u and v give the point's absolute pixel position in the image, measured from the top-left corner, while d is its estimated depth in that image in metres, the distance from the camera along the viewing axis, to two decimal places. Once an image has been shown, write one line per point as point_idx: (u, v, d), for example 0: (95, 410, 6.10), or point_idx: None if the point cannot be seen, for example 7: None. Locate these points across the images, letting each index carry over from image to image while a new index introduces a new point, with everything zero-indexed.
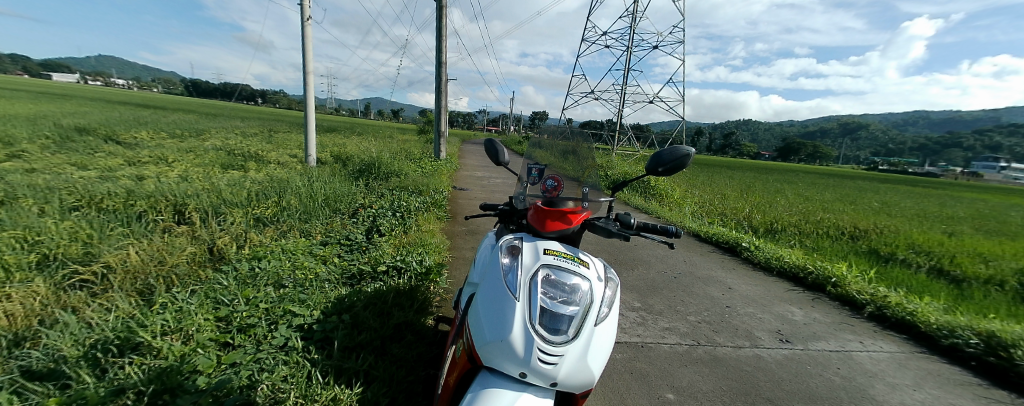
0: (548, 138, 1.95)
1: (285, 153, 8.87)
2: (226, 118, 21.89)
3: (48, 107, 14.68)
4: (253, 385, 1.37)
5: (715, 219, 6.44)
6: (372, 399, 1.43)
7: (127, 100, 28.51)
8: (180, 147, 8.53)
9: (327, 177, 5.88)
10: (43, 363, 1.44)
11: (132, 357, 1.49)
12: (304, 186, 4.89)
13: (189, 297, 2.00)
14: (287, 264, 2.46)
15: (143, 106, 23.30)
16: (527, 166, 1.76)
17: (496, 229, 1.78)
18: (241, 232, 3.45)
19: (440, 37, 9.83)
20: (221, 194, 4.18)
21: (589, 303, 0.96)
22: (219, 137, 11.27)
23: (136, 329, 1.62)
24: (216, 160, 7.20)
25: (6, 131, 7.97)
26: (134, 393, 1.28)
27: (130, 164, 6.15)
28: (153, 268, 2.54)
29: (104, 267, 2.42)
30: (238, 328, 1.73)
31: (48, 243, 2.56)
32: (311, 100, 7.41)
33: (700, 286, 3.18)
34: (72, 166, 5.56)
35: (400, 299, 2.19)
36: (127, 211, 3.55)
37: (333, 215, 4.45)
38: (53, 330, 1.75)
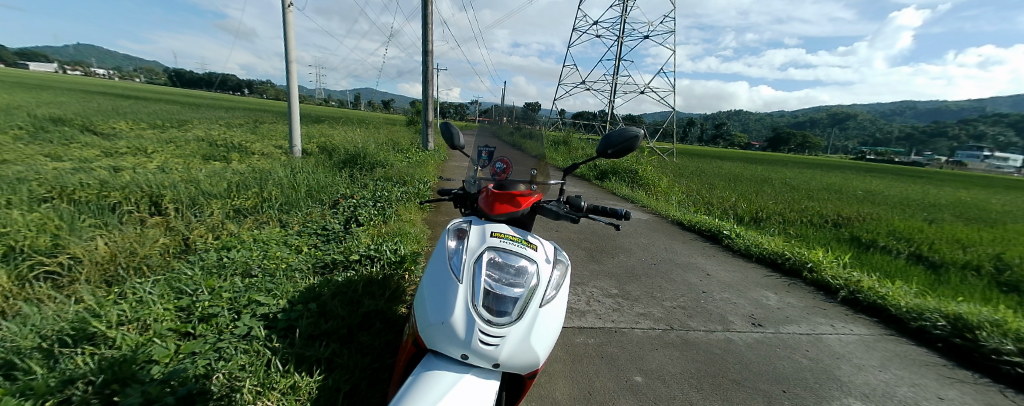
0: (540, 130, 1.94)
1: (270, 144, 8.72)
2: (208, 108, 21.13)
3: (21, 97, 14.13)
4: (209, 374, 1.35)
5: (700, 208, 6.47)
6: (332, 386, 1.42)
7: (104, 90, 27.80)
8: (160, 137, 8.31)
9: (311, 168, 5.76)
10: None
11: (85, 347, 1.45)
12: (286, 177, 4.80)
13: (152, 287, 1.96)
14: (258, 254, 2.41)
15: (124, 97, 22.47)
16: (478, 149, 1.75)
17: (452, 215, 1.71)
18: (218, 223, 3.37)
19: (427, 25, 9.65)
20: (200, 185, 4.09)
21: (535, 285, 0.95)
22: (201, 127, 11.00)
23: (91, 319, 1.58)
24: (198, 151, 7.05)
25: None
26: (83, 383, 1.25)
27: (107, 155, 5.99)
28: (123, 260, 2.50)
29: (71, 258, 2.37)
30: (199, 318, 1.69)
31: (13, 235, 2.48)
32: (295, 90, 7.25)
33: (679, 273, 3.19)
34: (45, 157, 5.40)
35: (372, 287, 2.15)
36: (100, 202, 3.45)
37: (315, 205, 4.37)
38: (14, 321, 1.70)
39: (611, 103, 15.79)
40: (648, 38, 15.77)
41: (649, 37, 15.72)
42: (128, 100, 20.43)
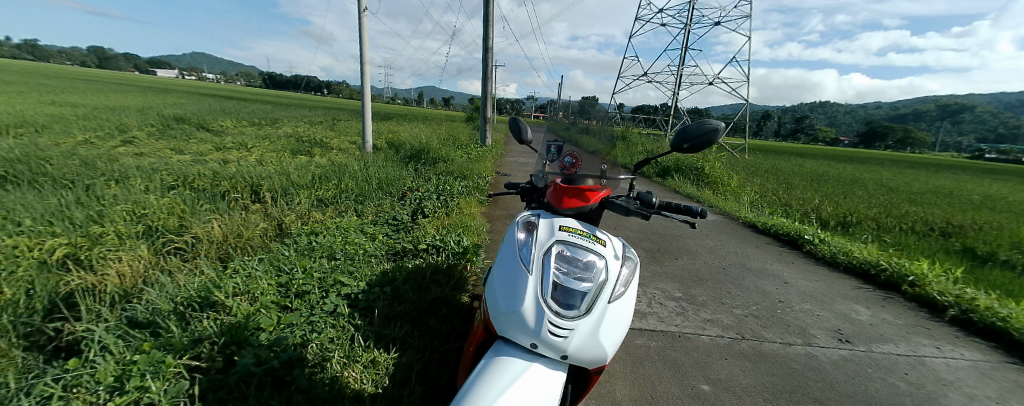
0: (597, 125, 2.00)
1: (345, 140, 9.53)
2: (293, 107, 23.55)
3: (153, 100, 16.87)
4: (305, 343, 1.54)
5: (776, 209, 5.91)
6: (406, 364, 1.55)
7: (213, 93, 32.25)
8: (257, 134, 9.46)
9: (380, 163, 6.20)
10: (143, 314, 1.73)
11: (209, 313, 1.73)
12: (359, 170, 5.23)
13: (256, 264, 2.27)
14: (339, 239, 2.68)
15: (227, 99, 25.87)
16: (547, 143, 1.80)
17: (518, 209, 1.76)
18: (304, 211, 3.78)
19: (488, 22, 9.83)
20: (290, 177, 4.61)
21: (604, 280, 0.96)
22: (289, 125, 12.33)
23: (213, 290, 1.87)
24: (286, 146, 7.92)
25: (122, 121, 9.33)
26: (210, 343, 1.50)
27: (217, 149, 6.97)
28: (232, 241, 2.91)
29: (194, 237, 2.81)
30: (295, 294, 1.92)
31: (153, 216, 3.01)
32: (367, 90, 7.83)
33: (751, 279, 2.96)
34: (172, 151, 6.43)
35: (438, 275, 2.29)
36: (214, 190, 4.04)
37: (385, 197, 4.71)
38: (158, 287, 2.08)
39: (675, 95, 14.91)
40: (719, 25, 14.60)
41: (720, 23, 14.55)
42: (231, 101, 23.45)
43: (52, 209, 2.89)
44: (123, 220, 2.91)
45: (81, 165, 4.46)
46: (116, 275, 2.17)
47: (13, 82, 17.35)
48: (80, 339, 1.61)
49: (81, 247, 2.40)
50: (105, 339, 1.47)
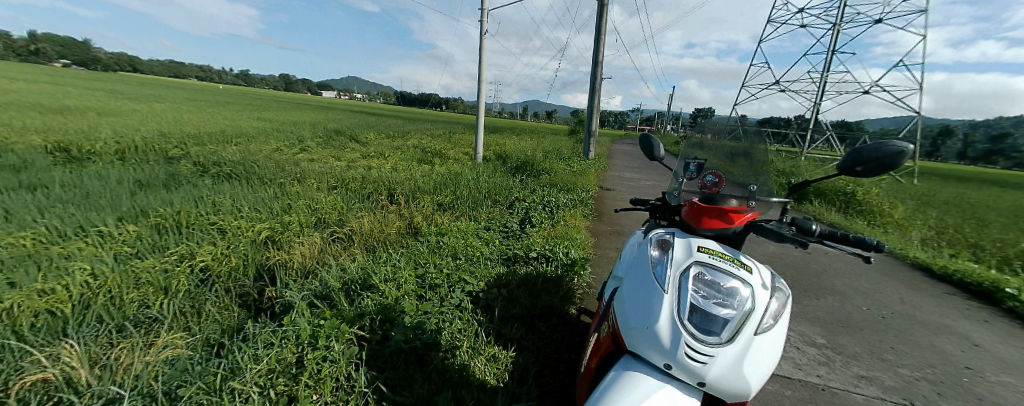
0: (712, 139, 1.90)
1: (459, 151, 10.54)
2: (415, 121, 26.83)
3: (319, 116, 21.13)
4: (439, 330, 1.80)
5: (966, 251, 4.59)
6: (523, 365, 1.69)
7: (358, 110, 38.94)
8: (391, 145, 11.13)
9: (489, 173, 6.71)
10: (322, 289, 2.19)
11: (368, 294, 2.10)
12: (473, 180, 5.76)
13: (399, 257, 2.71)
14: (461, 241, 3.02)
15: (369, 114, 30.96)
16: (685, 161, 1.85)
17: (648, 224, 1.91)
18: (429, 213, 4.34)
19: (598, 36, 9.85)
20: (418, 183, 5.34)
21: (749, 310, 0.95)
22: (415, 137, 14.17)
23: (369, 275, 2.26)
24: (413, 156, 9.14)
25: (301, 133, 11.95)
26: (368, 319, 1.81)
27: (363, 157, 8.44)
28: (377, 234, 3.51)
29: (351, 230, 3.49)
30: (429, 286, 2.23)
31: (323, 210, 3.82)
32: (482, 105, 8.57)
33: (923, 334, 2.40)
34: (333, 158, 8.00)
35: (548, 284, 2.42)
36: (363, 191, 4.93)
37: (494, 205, 5.10)
38: (328, 268, 2.63)
39: (816, 106, 12.72)
40: (883, 20, 12.03)
41: (885, 17, 11.97)
42: (369, 116, 27.82)
43: (262, 201, 3.87)
44: (304, 213, 3.75)
45: (276, 167, 5.85)
46: (300, 254, 2.81)
47: (237, 104, 23.66)
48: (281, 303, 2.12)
49: (277, 231, 3.20)
50: (299, 305, 1.89)
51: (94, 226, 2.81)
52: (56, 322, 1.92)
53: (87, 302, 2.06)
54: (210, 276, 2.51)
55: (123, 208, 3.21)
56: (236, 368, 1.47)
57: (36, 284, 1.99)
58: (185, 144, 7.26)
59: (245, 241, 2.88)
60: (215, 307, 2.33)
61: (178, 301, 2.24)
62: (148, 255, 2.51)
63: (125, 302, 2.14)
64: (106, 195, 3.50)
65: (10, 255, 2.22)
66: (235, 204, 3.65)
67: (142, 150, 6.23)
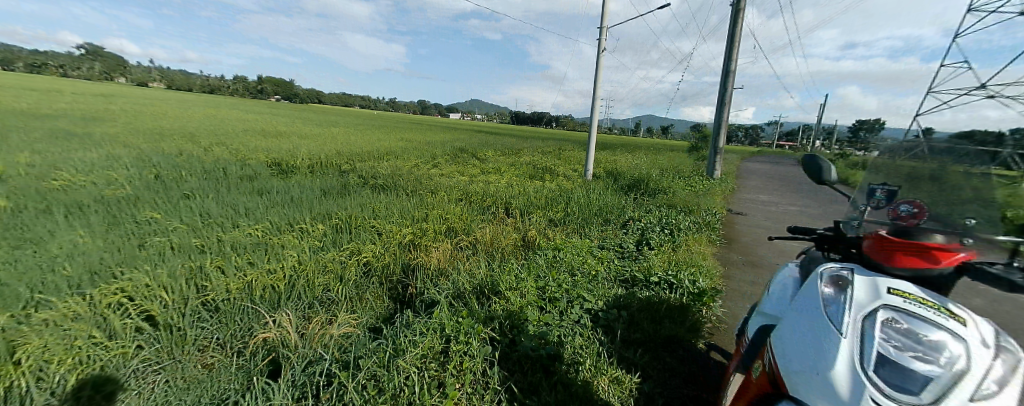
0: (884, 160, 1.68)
1: (569, 168, 10.65)
2: (528, 139, 28.06)
3: (446, 136, 23.84)
4: (562, 344, 1.86)
5: None
6: (648, 394, 1.66)
7: (477, 129, 42.69)
8: (506, 161, 11.90)
9: (602, 191, 6.63)
10: (456, 290, 2.48)
11: (496, 299, 2.28)
12: (585, 197, 5.77)
13: (519, 267, 2.88)
14: (576, 258, 3.06)
15: (486, 133, 33.65)
16: (871, 188, 1.60)
17: (818, 256, 1.68)
18: (543, 228, 4.50)
19: (730, 44, 8.95)
20: (531, 199, 5.60)
21: (963, 371, 0.79)
22: (527, 154, 14.86)
23: (496, 282, 2.47)
24: (526, 172, 9.60)
25: (432, 151, 13.68)
26: (496, 323, 1.99)
27: (482, 173, 9.21)
28: (497, 245, 3.79)
29: (475, 240, 3.86)
30: (549, 299, 2.30)
31: (451, 220, 4.31)
32: (595, 122, 8.56)
33: None
34: (457, 172, 8.93)
35: (672, 312, 2.27)
36: (484, 204, 5.39)
37: (607, 223, 5.01)
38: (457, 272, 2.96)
39: None
40: None
41: None
42: (488, 134, 30.17)
43: (407, 209, 4.56)
44: (438, 221, 4.28)
45: (416, 180, 6.82)
46: (435, 257, 3.21)
47: (385, 127, 28.36)
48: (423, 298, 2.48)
49: (416, 236, 3.74)
50: (441, 304, 2.16)
51: (298, 222, 3.72)
52: (275, 295, 2.53)
53: (294, 282, 2.68)
54: (370, 268, 3.11)
55: (315, 210, 4.17)
56: (397, 348, 1.76)
57: (266, 265, 2.74)
58: (353, 160, 9.04)
59: (394, 243, 3.46)
60: (374, 295, 2.80)
61: (348, 288, 2.75)
62: (329, 248, 3.22)
63: (314, 284, 2.69)
64: (306, 199, 4.60)
65: (253, 242, 3.10)
66: (387, 211, 4.40)
67: (325, 164, 7.99)
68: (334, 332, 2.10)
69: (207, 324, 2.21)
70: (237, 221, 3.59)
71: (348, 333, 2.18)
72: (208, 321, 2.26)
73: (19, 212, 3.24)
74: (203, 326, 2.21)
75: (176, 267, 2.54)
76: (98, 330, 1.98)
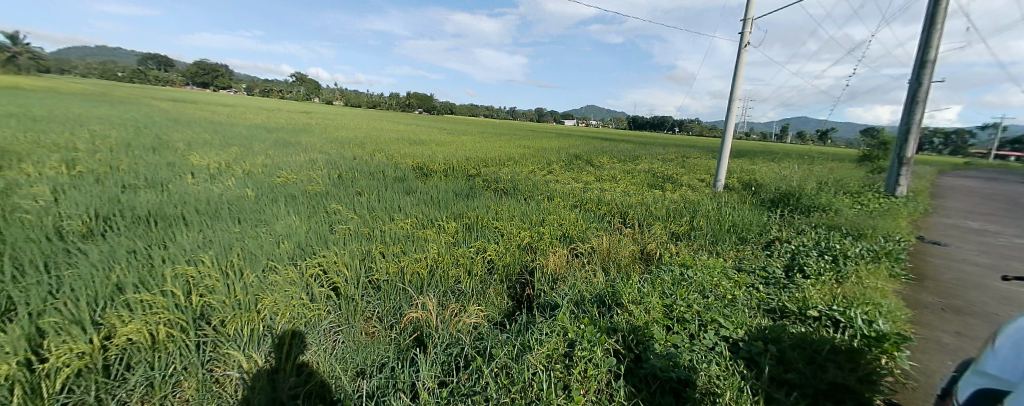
0: None
1: (695, 177, 9.68)
2: (648, 146, 26.41)
3: (561, 143, 24.17)
4: (696, 368, 1.73)
5: None
6: None
7: (592, 136, 42.12)
8: (622, 169, 11.45)
9: (737, 205, 5.85)
10: (576, 297, 2.53)
11: (618, 311, 2.24)
12: (715, 212, 5.20)
13: (643, 282, 2.77)
14: (709, 278, 2.78)
15: (603, 140, 32.94)
16: None
17: None
18: (664, 242, 4.22)
19: (931, 24, 6.90)
20: (651, 209, 5.30)
21: None
22: (646, 162, 14.01)
23: (619, 294, 2.43)
24: (644, 180, 9.09)
25: (548, 157, 14.05)
26: (620, 335, 1.97)
27: (598, 180, 9.06)
28: (614, 257, 3.69)
29: (591, 248, 3.84)
30: (677, 318, 2.15)
31: (568, 226, 4.37)
32: (731, 127, 7.59)
33: None
34: (573, 179, 8.95)
35: (839, 355, 1.87)
36: (599, 211, 5.33)
37: (743, 241, 4.40)
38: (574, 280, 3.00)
39: None
40: None
41: None
42: (603, 141, 29.45)
43: (527, 213, 4.82)
44: (555, 226, 4.40)
45: (534, 186, 7.12)
46: (553, 262, 3.32)
47: (504, 134, 30.24)
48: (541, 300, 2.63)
49: (534, 239, 3.91)
50: (563, 309, 2.23)
51: (436, 220, 4.27)
52: (420, 280, 2.96)
53: (433, 272, 3.09)
54: (493, 266, 3.39)
55: (450, 210, 4.71)
56: (526, 344, 1.91)
57: (415, 255, 3.24)
58: (478, 165, 9.92)
59: (515, 244, 3.71)
60: (496, 292, 3.05)
61: (476, 282, 3.06)
62: (461, 244, 3.61)
63: (449, 276, 3.06)
64: (442, 199, 5.24)
65: (404, 234, 3.69)
66: (509, 214, 4.72)
67: (455, 169, 8.97)
68: (466, 321, 2.39)
69: (372, 299, 2.71)
70: (392, 215, 4.32)
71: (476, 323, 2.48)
72: (372, 296, 2.77)
73: (262, 199, 4.53)
74: (368, 300, 2.72)
75: (354, 250, 3.20)
76: (306, 294, 2.62)
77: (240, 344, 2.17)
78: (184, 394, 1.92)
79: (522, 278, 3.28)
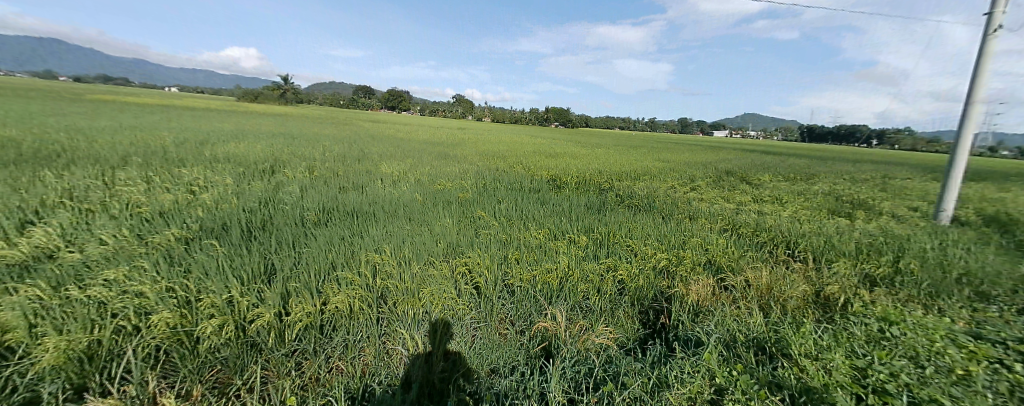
0: None
1: (907, 204, 7.36)
2: (834, 161, 21.19)
3: (712, 156, 21.51)
4: None
5: None
6: None
7: (753, 148, 36.12)
8: (793, 189, 9.52)
9: (978, 247, 4.25)
10: (727, 338, 2.45)
11: (782, 364, 2.08)
12: (936, 254, 3.94)
13: (822, 332, 2.42)
14: (927, 342, 2.10)
15: (767, 153, 27.90)
16: None
17: None
18: (851, 285, 3.36)
19: None
20: (830, 242, 4.38)
21: None
22: (828, 181, 11.29)
23: (785, 344, 2.25)
24: (825, 204, 7.36)
25: (693, 172, 12.73)
26: (786, 393, 1.86)
27: (756, 201, 7.77)
28: (776, 295, 3.14)
29: (746, 280, 3.37)
30: (873, 389, 1.78)
31: (714, 252, 3.90)
32: (969, 139, 5.59)
33: None
34: (723, 199, 7.89)
35: None
36: (755, 237, 4.64)
37: (987, 298, 3.16)
38: (725, 315, 2.76)
39: None
40: None
41: None
42: (766, 155, 24.93)
43: (663, 233, 4.50)
44: (697, 250, 3.99)
45: (675, 205, 6.59)
46: (697, 292, 3.08)
47: (643, 147, 28.66)
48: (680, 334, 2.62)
49: (671, 262, 3.65)
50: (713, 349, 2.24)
51: (567, 232, 4.40)
52: (549, 290, 3.09)
53: (562, 285, 3.17)
54: (624, 287, 3.29)
55: (581, 223, 4.76)
56: (665, 379, 2.01)
57: (545, 265, 3.40)
58: (612, 179, 9.73)
59: (649, 266, 3.51)
60: (629, 314, 2.97)
61: (604, 300, 3.03)
62: (591, 260, 3.62)
63: (577, 290, 3.11)
64: (574, 213, 5.34)
65: (538, 244, 3.92)
66: (644, 231, 4.51)
67: (589, 182, 9.01)
68: (593, 339, 2.51)
69: (509, 302, 2.94)
70: (527, 225, 4.64)
71: (604, 344, 2.55)
72: (509, 299, 3.01)
73: (425, 203, 5.47)
74: (505, 302, 2.98)
75: (494, 254, 3.58)
76: (454, 289, 3.02)
77: (405, 325, 2.58)
78: (366, 357, 2.35)
79: (656, 304, 3.09)
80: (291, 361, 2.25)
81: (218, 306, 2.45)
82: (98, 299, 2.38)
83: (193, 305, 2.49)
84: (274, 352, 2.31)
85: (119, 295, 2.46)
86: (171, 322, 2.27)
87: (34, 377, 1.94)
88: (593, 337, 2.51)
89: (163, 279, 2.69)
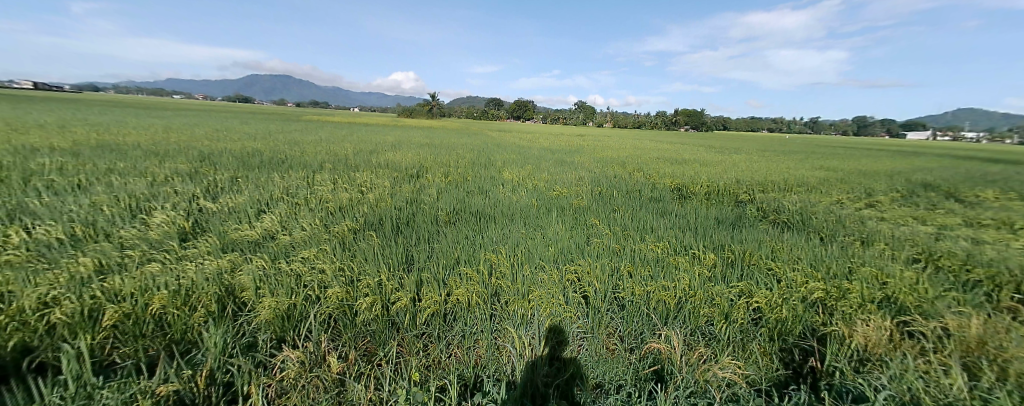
0: None
1: None
2: None
3: (901, 164, 16.90)
4: None
5: None
6: None
7: (974, 153, 26.88)
8: None
9: None
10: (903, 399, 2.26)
11: None
12: None
13: None
14: None
15: (1000, 160, 20.49)
16: None
17: None
18: None
19: None
20: None
21: None
22: None
23: None
24: None
25: (871, 184, 10.29)
26: None
27: (969, 224, 5.97)
28: (991, 350, 2.60)
29: (943, 328, 2.88)
30: None
31: (895, 288, 3.36)
32: None
33: None
34: (913, 218, 6.26)
35: None
36: (963, 275, 3.84)
37: None
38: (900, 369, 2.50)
39: None
40: None
41: None
42: (1003, 163, 18.12)
43: (820, 259, 4.01)
44: (868, 284, 3.48)
45: (833, 225, 5.53)
46: (869, 335, 2.73)
47: (797, 152, 24.16)
48: (833, 383, 2.50)
49: (829, 295, 3.25)
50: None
51: (690, 248, 4.23)
52: (665, 310, 3.09)
53: (681, 306, 3.15)
54: (760, 317, 3.08)
55: (710, 239, 4.50)
56: None
57: (664, 282, 3.38)
58: (751, 190, 8.60)
59: (797, 297, 3.19)
60: (760, 348, 2.80)
61: (732, 329, 2.89)
62: (719, 282, 3.42)
63: (698, 314, 3.04)
64: (701, 226, 5.06)
65: (655, 258, 3.89)
66: (790, 255, 4.07)
67: (721, 193, 8.16)
68: (714, 372, 2.47)
69: (615, 316, 3.05)
70: (647, 236, 4.62)
71: (730, 380, 2.49)
72: (615, 314, 3.10)
73: (545, 209, 5.92)
74: (611, 315, 3.08)
75: (605, 265, 3.72)
76: (562, 295, 3.26)
77: (514, 325, 2.90)
78: (479, 350, 2.73)
79: (805, 344, 2.82)
80: (419, 342, 2.77)
81: (372, 287, 3.21)
82: (298, 272, 3.39)
83: (354, 285, 3.33)
84: (407, 332, 2.88)
85: (310, 270, 3.46)
86: (338, 297, 3.02)
87: (251, 328, 2.75)
88: (714, 370, 2.47)
89: (337, 260, 3.69)
